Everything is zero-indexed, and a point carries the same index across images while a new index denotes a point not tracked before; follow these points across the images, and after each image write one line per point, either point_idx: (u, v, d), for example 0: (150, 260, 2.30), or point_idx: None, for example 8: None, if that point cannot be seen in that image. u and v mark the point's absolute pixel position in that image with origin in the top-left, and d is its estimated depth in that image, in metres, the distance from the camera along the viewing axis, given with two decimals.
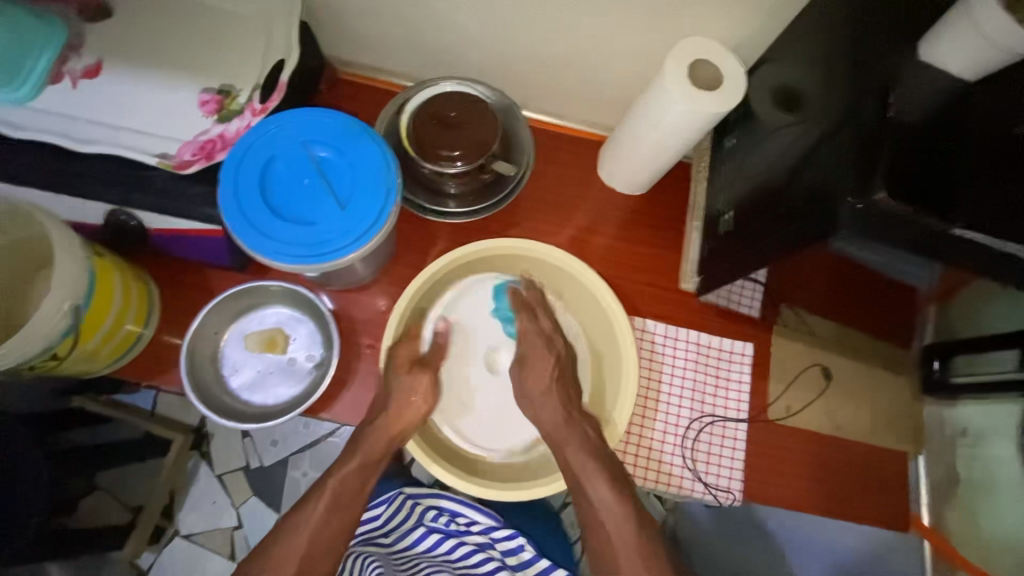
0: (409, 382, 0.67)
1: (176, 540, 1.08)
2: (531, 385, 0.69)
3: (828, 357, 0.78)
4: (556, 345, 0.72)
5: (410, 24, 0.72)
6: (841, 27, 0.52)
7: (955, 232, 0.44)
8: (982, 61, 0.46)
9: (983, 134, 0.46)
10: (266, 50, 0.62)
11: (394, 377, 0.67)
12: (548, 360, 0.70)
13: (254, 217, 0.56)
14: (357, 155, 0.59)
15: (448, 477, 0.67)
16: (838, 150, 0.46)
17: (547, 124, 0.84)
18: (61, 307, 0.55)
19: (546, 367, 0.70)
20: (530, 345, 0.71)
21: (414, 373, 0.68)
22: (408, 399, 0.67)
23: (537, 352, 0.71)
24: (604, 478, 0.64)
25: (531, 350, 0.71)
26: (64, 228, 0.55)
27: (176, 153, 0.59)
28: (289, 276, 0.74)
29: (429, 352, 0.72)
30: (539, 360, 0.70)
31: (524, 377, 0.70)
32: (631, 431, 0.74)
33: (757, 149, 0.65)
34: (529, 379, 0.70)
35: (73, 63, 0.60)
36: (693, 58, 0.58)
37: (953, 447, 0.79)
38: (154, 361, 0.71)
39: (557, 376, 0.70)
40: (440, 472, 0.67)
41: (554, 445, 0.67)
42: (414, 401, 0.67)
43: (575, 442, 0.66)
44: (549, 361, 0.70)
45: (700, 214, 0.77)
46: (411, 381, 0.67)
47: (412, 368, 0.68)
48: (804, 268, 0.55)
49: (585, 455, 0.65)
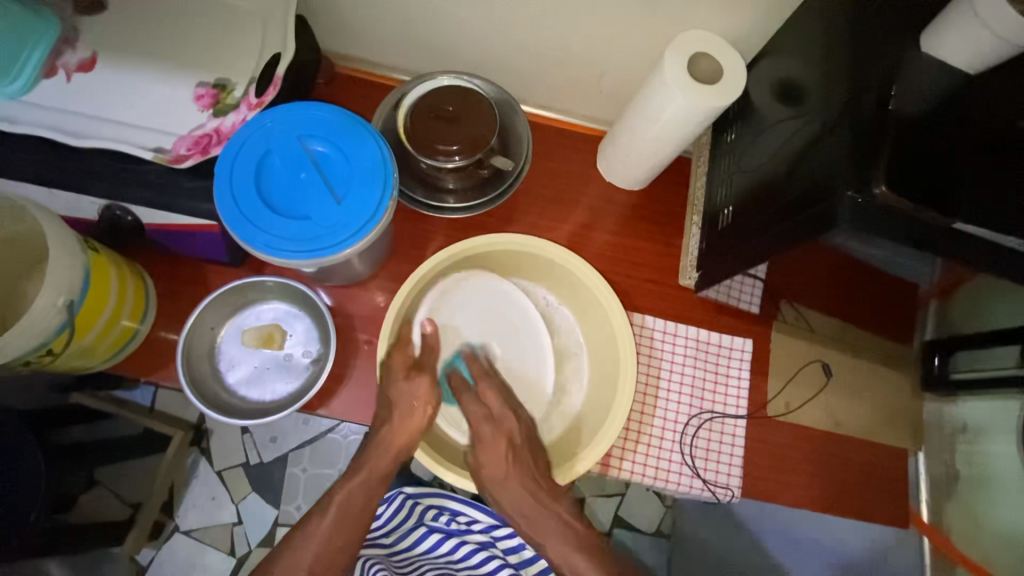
0: (407, 391, 0.66)
1: (176, 536, 1.08)
2: (487, 474, 0.68)
3: (828, 353, 0.77)
4: (501, 425, 0.69)
5: (407, 18, 0.71)
6: (842, 19, 0.52)
7: (955, 225, 0.44)
8: (988, 51, 0.45)
9: (987, 127, 0.46)
10: (262, 44, 0.62)
11: (391, 382, 0.66)
12: (500, 448, 0.68)
13: (249, 211, 0.56)
14: (353, 149, 0.59)
15: (461, 480, 0.66)
16: (838, 144, 0.46)
17: (546, 119, 0.83)
18: (55, 303, 0.54)
19: (502, 450, 0.68)
20: (473, 416, 0.69)
21: (412, 380, 0.67)
22: (410, 404, 0.66)
23: (489, 437, 0.69)
24: (585, 558, 0.67)
25: (482, 436, 0.69)
26: (58, 224, 0.55)
27: (172, 147, 0.59)
28: (286, 271, 0.74)
29: (421, 354, 0.70)
30: (488, 442, 0.68)
31: (481, 456, 0.68)
32: (630, 427, 0.74)
33: (757, 143, 0.64)
34: (484, 459, 0.68)
35: (67, 56, 0.60)
36: (692, 51, 0.58)
37: (952, 444, 0.78)
38: (151, 358, 0.71)
39: (512, 455, 0.68)
40: (453, 477, 0.66)
41: (528, 535, 0.69)
42: (414, 410, 0.66)
43: (553, 537, 0.68)
44: (501, 441, 0.68)
45: (700, 208, 0.77)
46: (411, 388, 0.66)
47: (410, 374, 0.67)
48: (804, 264, 0.55)
49: (563, 548, 0.68)
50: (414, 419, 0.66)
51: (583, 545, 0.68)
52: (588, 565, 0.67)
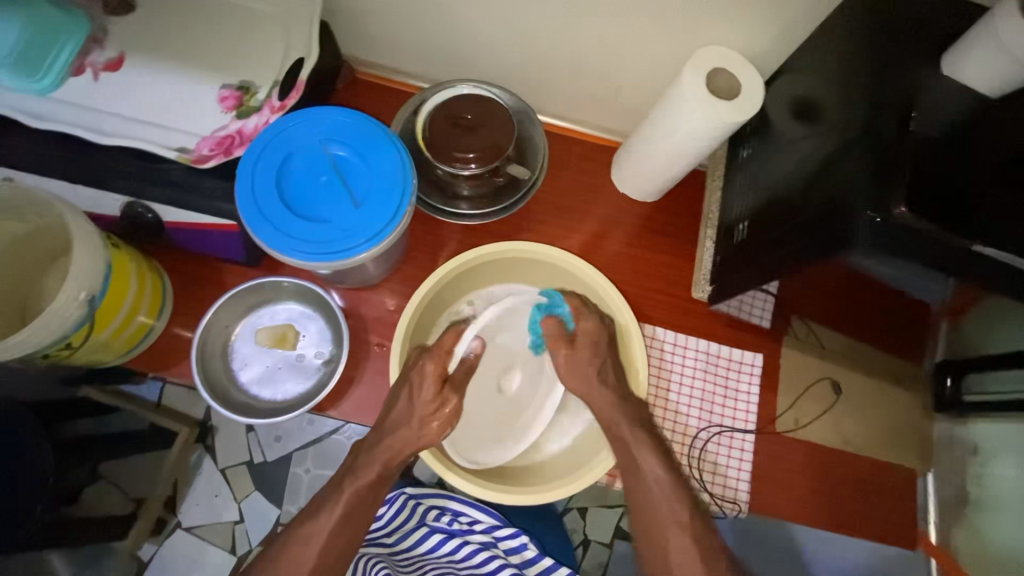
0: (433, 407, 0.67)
1: (179, 532, 1.08)
2: (580, 362, 0.70)
3: (837, 371, 0.77)
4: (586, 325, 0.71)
5: (428, 27, 0.72)
6: (861, 36, 0.52)
7: (976, 248, 0.43)
8: (1007, 75, 0.45)
9: (1006, 148, 0.46)
10: (286, 49, 0.63)
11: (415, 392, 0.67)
12: (588, 351, 0.70)
13: (269, 212, 0.57)
14: (374, 155, 0.59)
15: (468, 486, 0.66)
16: (857, 162, 0.46)
17: (562, 129, 0.84)
18: (76, 298, 0.55)
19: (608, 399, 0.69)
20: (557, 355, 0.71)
21: (443, 395, 0.68)
22: None
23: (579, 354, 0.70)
24: (653, 451, 0.66)
25: (580, 332, 0.71)
26: (82, 220, 0.56)
27: (195, 147, 0.60)
28: (300, 272, 0.74)
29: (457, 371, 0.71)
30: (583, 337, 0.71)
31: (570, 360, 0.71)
32: (676, 435, 0.74)
33: (774, 159, 0.64)
34: (563, 367, 0.71)
35: (95, 56, 0.61)
36: (711, 66, 0.58)
37: (962, 466, 0.77)
38: (164, 353, 0.71)
39: (607, 356, 0.70)
40: (461, 484, 0.66)
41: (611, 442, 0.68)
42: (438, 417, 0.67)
43: (625, 413, 0.68)
44: (593, 337, 0.71)
45: (714, 223, 0.78)
46: None
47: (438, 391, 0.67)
48: (820, 280, 0.55)
49: (639, 436, 0.67)
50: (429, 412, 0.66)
51: (646, 424, 0.68)
52: (655, 458, 0.66)
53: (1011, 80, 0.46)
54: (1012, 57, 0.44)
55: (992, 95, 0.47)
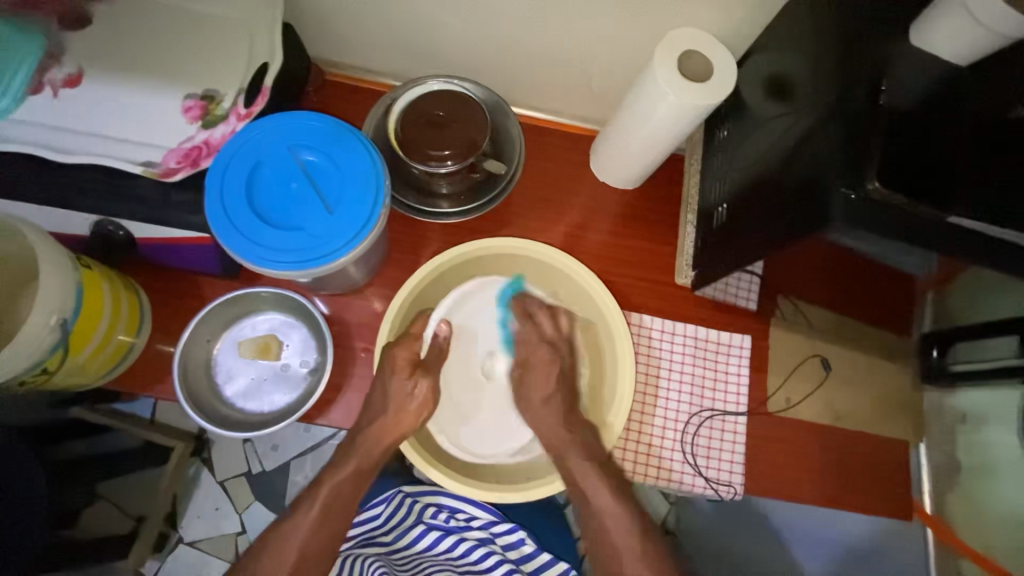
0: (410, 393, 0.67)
1: (182, 547, 1.08)
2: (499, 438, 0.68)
3: (826, 349, 0.77)
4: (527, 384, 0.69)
5: (397, 25, 0.71)
6: (832, 11, 0.51)
7: (950, 219, 0.43)
8: (960, 36, 0.44)
9: (981, 118, 0.46)
10: (249, 55, 0.62)
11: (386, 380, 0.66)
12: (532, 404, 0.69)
13: (240, 223, 0.56)
14: (344, 159, 0.58)
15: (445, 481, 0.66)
16: (832, 137, 0.45)
17: (538, 120, 0.83)
18: (48, 322, 0.54)
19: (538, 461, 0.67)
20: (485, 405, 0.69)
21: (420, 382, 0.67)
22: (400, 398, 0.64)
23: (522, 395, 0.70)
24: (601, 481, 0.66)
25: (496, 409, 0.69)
26: (48, 243, 0.55)
27: (161, 161, 0.59)
28: (281, 282, 0.74)
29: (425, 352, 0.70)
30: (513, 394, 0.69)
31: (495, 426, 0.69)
32: (625, 469, 0.72)
33: (751, 139, 0.64)
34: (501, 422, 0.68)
35: (54, 72, 0.59)
36: (681, 48, 0.57)
37: (953, 434, 0.78)
38: (147, 371, 0.70)
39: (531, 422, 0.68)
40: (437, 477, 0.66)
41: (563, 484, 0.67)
42: (410, 410, 0.66)
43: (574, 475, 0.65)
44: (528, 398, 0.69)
45: (694, 207, 0.77)
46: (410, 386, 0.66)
47: (412, 372, 0.67)
48: (806, 258, 0.54)
49: (584, 462, 0.66)
50: (403, 412, 0.66)
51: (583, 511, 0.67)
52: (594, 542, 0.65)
53: (965, 45, 0.45)
54: (970, 17, 0.43)
55: (946, 58, 0.46)
